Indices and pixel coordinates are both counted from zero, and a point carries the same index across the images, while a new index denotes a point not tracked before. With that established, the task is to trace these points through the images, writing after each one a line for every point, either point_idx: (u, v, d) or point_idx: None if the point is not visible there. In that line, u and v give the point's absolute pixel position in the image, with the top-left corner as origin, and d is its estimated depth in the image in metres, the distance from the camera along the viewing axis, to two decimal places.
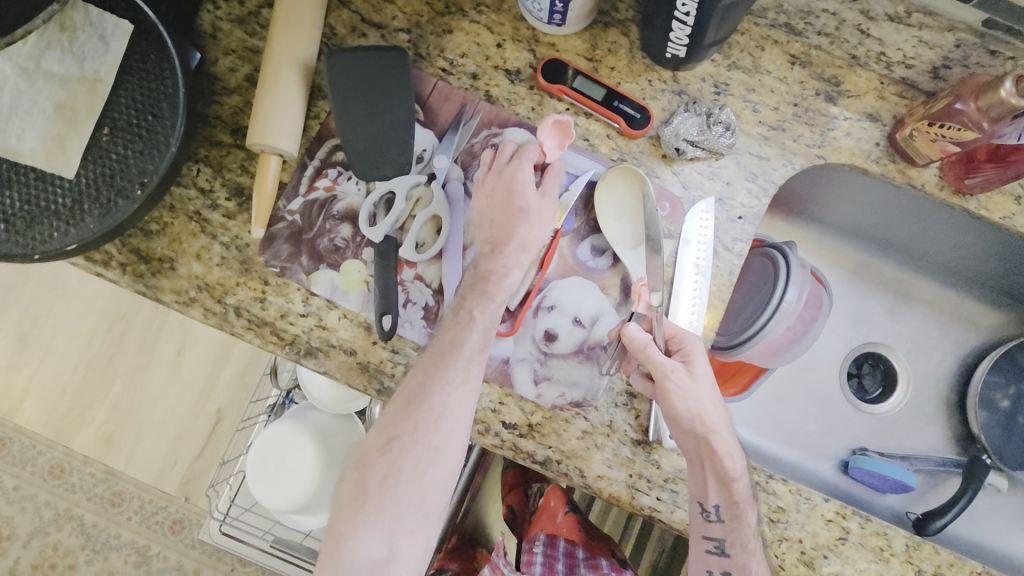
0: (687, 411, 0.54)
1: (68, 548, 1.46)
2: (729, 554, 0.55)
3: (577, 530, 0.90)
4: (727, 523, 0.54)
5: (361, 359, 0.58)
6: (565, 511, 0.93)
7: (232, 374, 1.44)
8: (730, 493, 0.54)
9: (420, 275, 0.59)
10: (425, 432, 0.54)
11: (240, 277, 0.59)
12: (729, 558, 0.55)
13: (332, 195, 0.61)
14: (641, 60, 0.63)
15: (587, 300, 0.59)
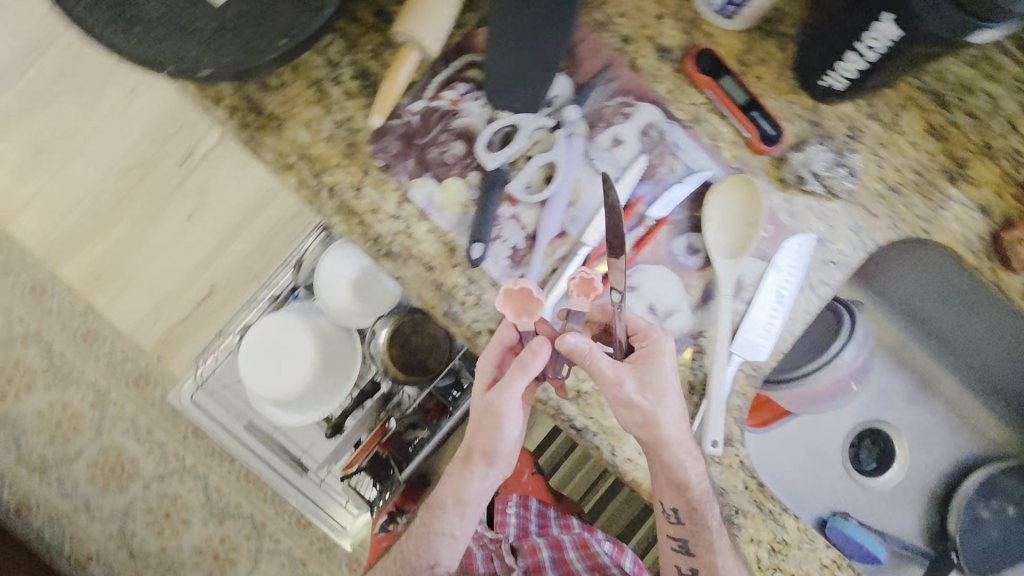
0: (632, 421, 0.55)
1: (29, 367, 1.41)
2: (694, 552, 0.59)
3: (541, 486, 0.93)
4: (693, 525, 0.58)
5: (436, 276, 0.58)
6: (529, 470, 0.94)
7: (237, 254, 1.41)
8: (689, 501, 0.57)
9: (518, 215, 0.58)
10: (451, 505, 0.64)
11: (342, 159, 0.58)
12: (693, 556, 0.60)
13: (455, 110, 0.59)
14: (788, 81, 0.61)
15: (668, 292, 0.59)
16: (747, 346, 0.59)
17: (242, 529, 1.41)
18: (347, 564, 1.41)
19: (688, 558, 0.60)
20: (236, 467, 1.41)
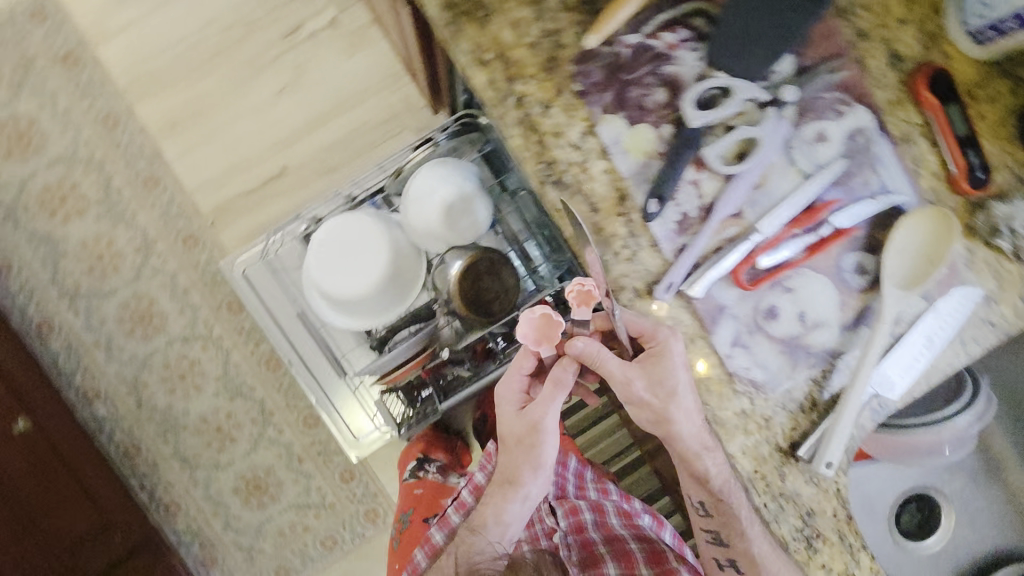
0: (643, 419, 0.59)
1: (82, 194, 1.38)
2: (728, 542, 0.63)
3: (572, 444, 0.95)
4: (724, 516, 0.61)
5: (597, 219, 0.56)
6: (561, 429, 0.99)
7: (319, 143, 1.37)
8: (711, 494, 0.60)
9: (700, 182, 0.56)
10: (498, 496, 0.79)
11: (540, 71, 0.55)
12: (729, 546, 0.63)
13: (669, 54, 0.55)
14: (1009, 127, 0.57)
15: (823, 303, 0.57)
16: (882, 378, 0.57)
17: (250, 411, 1.42)
18: (340, 472, 1.44)
19: (725, 549, 0.64)
20: (260, 350, 1.41)
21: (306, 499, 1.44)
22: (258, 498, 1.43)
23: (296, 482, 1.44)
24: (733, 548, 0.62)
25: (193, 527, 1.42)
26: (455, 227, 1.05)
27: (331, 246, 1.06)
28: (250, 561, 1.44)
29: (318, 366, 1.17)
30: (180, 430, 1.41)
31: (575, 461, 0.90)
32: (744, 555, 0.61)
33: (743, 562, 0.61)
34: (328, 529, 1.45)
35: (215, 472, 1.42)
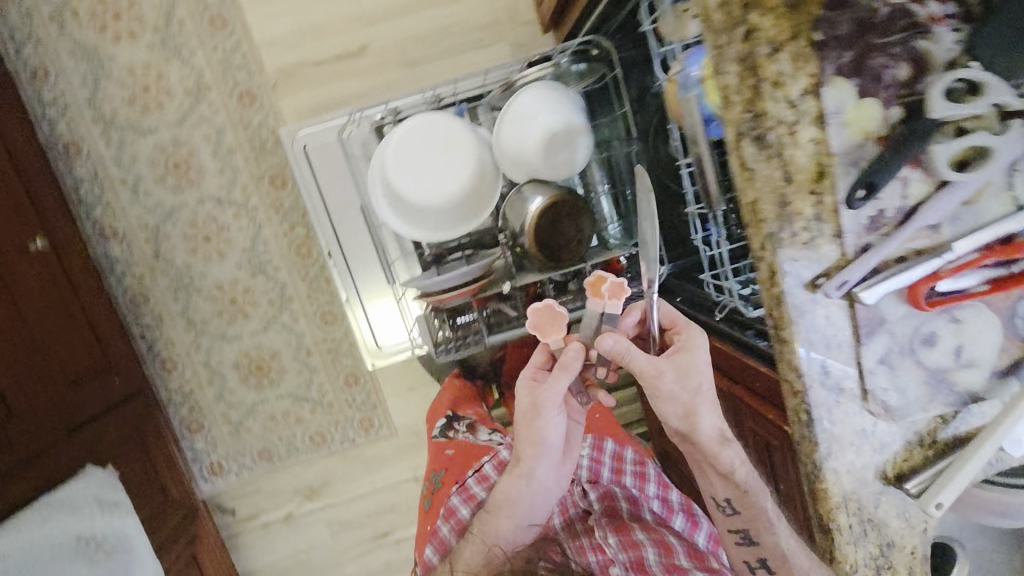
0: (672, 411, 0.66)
1: (139, 12, 1.23)
2: (757, 540, 0.70)
3: (612, 424, 0.96)
4: (747, 512, 0.70)
5: (786, 192, 0.50)
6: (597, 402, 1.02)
7: (408, 28, 1.25)
8: (738, 490, 0.69)
9: (908, 182, 0.49)
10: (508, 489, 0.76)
11: (783, 4, 0.46)
12: (758, 545, 0.70)
13: (929, 28, 0.46)
14: None
15: (984, 344, 0.52)
16: None
17: (269, 292, 1.36)
18: (344, 375, 1.41)
19: (755, 549, 0.70)
20: (293, 233, 1.33)
21: (306, 392, 1.41)
22: (257, 379, 1.39)
23: (300, 374, 1.40)
24: (762, 546, 0.69)
25: (186, 391, 1.38)
26: (552, 155, 0.96)
27: (408, 146, 0.98)
28: (236, 438, 1.41)
29: (360, 267, 1.16)
30: (192, 292, 1.34)
31: (616, 444, 0.91)
32: (772, 551, 0.68)
33: (771, 559, 0.68)
34: (320, 427, 1.43)
35: (220, 343, 1.36)
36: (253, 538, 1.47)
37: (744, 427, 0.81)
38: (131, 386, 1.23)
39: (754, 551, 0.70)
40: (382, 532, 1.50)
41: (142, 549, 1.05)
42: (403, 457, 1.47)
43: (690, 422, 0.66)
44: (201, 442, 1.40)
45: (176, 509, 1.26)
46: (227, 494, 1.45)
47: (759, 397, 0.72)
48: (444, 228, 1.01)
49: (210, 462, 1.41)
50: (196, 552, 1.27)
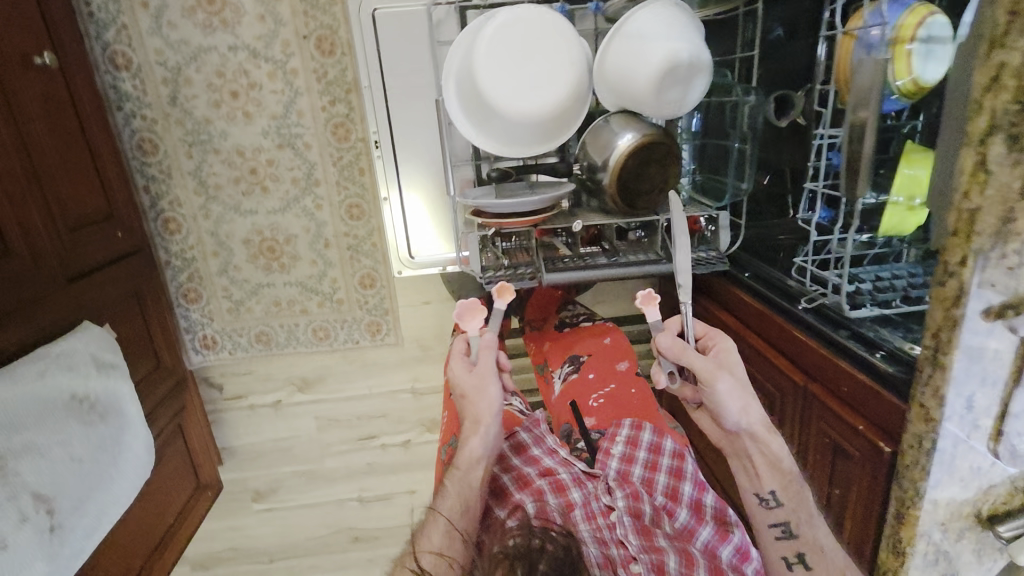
0: (733, 404, 0.67)
1: None
2: (797, 534, 0.67)
3: (648, 407, 0.89)
4: (790, 504, 0.68)
5: (1011, 206, 0.43)
6: (632, 381, 0.94)
7: None
8: (785, 476, 0.69)
9: None
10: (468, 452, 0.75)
11: None
12: (796, 539, 0.67)
13: None
14: None
15: None
16: None
17: (295, 170, 1.23)
18: (360, 275, 1.33)
19: (790, 542, 0.67)
20: (332, 109, 1.18)
21: (316, 285, 1.33)
22: (267, 260, 1.30)
23: (313, 264, 1.31)
24: (801, 540, 0.66)
25: (188, 257, 1.28)
26: (665, 87, 0.84)
27: (506, 41, 0.83)
28: (234, 316, 1.33)
29: (415, 166, 1.09)
30: (210, 152, 1.20)
31: (653, 433, 0.82)
32: (812, 542, 0.66)
33: (812, 556, 0.65)
34: (324, 322, 1.36)
35: (231, 213, 1.25)
36: (238, 417, 1.44)
37: (790, 420, 0.78)
38: (135, 238, 1.14)
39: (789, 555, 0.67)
40: (368, 435, 1.49)
41: (133, 416, 0.99)
42: (405, 367, 1.43)
43: (740, 411, 0.67)
44: (196, 313, 1.32)
45: (169, 373, 1.21)
46: (217, 370, 1.40)
47: (841, 406, 0.67)
48: (524, 147, 0.92)
49: (204, 335, 1.34)
50: (182, 422, 1.23)
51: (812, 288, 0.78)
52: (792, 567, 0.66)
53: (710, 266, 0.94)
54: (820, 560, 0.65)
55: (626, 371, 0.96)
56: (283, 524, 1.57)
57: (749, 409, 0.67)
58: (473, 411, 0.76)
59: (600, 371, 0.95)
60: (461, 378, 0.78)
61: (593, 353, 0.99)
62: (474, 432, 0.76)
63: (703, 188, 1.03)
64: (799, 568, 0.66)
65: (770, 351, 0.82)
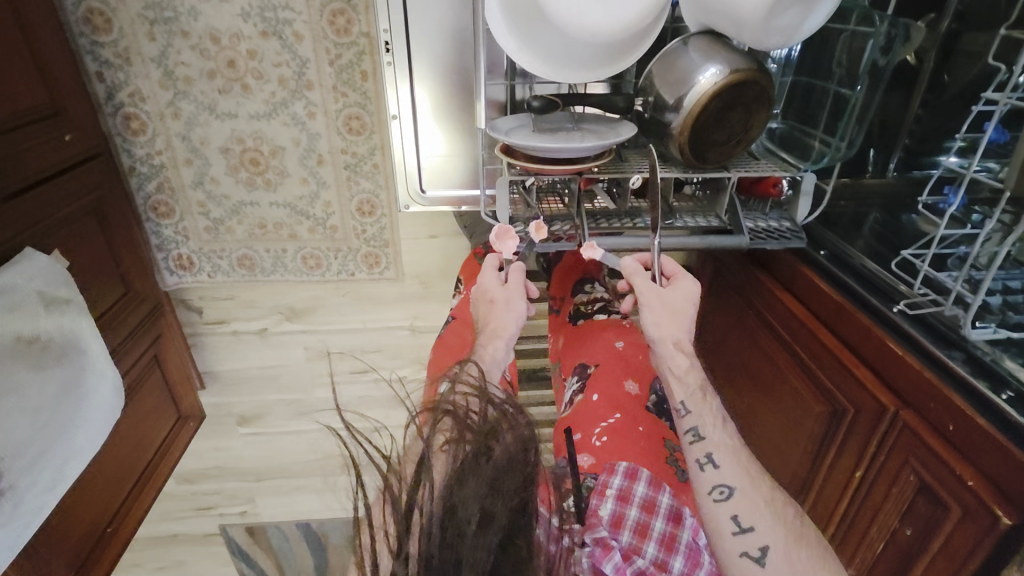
0: (654, 328, 0.64)
1: None
2: (718, 465, 0.58)
3: (655, 448, 0.65)
4: (696, 409, 0.62)
5: None
6: (643, 413, 0.68)
7: None
8: (698, 386, 0.63)
9: None
10: (493, 340, 0.71)
11: None
12: (704, 442, 0.60)
13: None
14: None
15: None
16: None
17: (282, 67, 1.01)
18: (358, 200, 1.15)
19: (701, 445, 0.60)
20: None
21: (306, 207, 1.15)
22: (250, 174, 1.11)
23: (304, 183, 1.12)
24: (709, 442, 0.60)
25: (157, 163, 1.09)
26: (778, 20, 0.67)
27: None
28: (213, 236, 1.17)
29: (440, 82, 0.90)
30: (176, 33, 0.97)
31: (649, 484, 0.61)
32: (769, 528, 0.54)
33: (720, 455, 0.58)
34: (315, 249, 1.20)
35: (206, 114, 1.04)
36: (219, 343, 1.32)
37: (855, 436, 0.67)
38: (92, 145, 0.96)
39: (748, 540, 0.53)
40: (361, 369, 1.39)
41: (96, 354, 0.86)
42: (404, 304, 1.31)
43: (657, 326, 0.64)
44: (169, 229, 1.15)
45: (143, 300, 1.07)
46: (195, 292, 1.25)
47: (942, 443, 0.56)
48: (575, 72, 0.74)
49: (179, 254, 1.18)
50: (158, 352, 1.11)
51: (918, 293, 0.64)
52: (703, 466, 0.58)
53: (781, 241, 0.78)
54: (730, 460, 0.58)
55: (638, 395, 0.70)
56: (271, 448, 1.52)
57: (664, 326, 0.65)
58: (502, 308, 0.73)
59: (603, 390, 0.70)
60: (484, 291, 0.75)
61: (601, 362, 0.73)
62: (495, 337, 0.71)
63: (784, 141, 0.86)
64: (708, 470, 0.58)
65: (842, 350, 0.69)
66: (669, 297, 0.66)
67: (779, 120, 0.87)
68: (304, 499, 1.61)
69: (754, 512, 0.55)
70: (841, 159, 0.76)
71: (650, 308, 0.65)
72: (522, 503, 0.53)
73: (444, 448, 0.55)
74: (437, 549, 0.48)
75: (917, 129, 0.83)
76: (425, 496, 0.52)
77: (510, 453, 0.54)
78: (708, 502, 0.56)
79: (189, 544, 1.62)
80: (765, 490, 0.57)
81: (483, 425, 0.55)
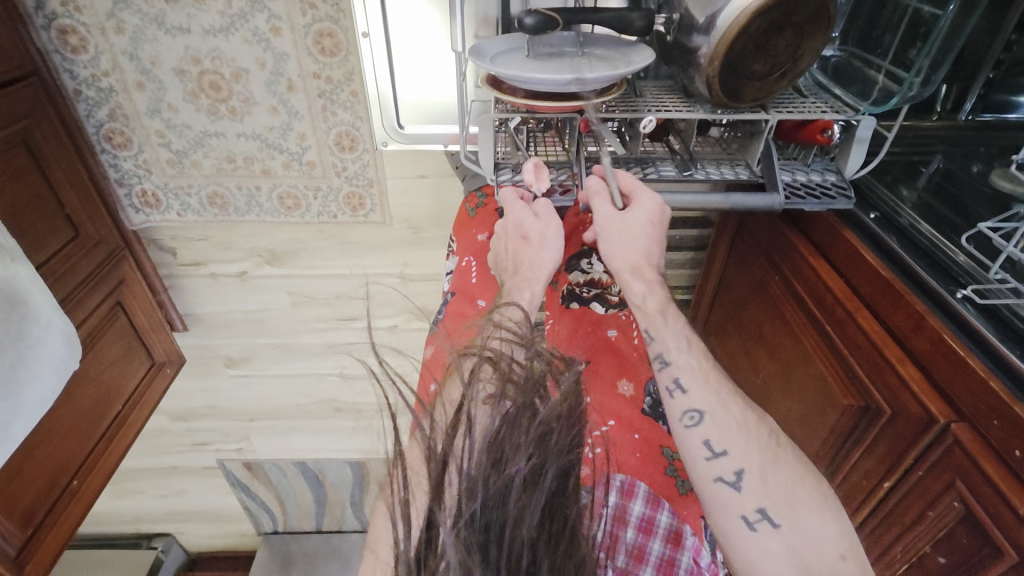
0: (619, 253, 0.61)
1: None
2: (685, 390, 0.54)
3: (655, 455, 0.63)
4: (659, 334, 0.59)
5: None
6: (637, 418, 0.65)
7: None
8: (660, 308, 0.60)
9: None
10: (532, 267, 0.66)
11: None
12: (670, 366, 0.56)
13: None
14: None
15: None
16: None
17: None
18: (336, 133, 1.01)
19: (667, 370, 0.56)
20: None
21: (278, 140, 1.02)
22: (211, 101, 0.97)
23: (273, 112, 0.98)
24: (676, 365, 0.56)
25: (104, 87, 0.95)
26: None
27: None
28: (177, 171, 1.05)
29: None
30: None
31: (646, 502, 0.60)
32: (745, 452, 0.49)
33: (688, 378, 0.54)
34: (292, 188, 1.08)
35: (154, 27, 0.89)
36: (198, 285, 1.24)
37: (889, 442, 0.58)
38: (18, 66, 0.86)
39: (722, 464, 0.49)
40: (349, 316, 1.31)
41: (39, 305, 0.80)
42: (392, 250, 1.20)
43: (618, 255, 0.62)
44: (128, 162, 1.04)
45: (96, 245, 1.02)
46: (166, 232, 1.16)
47: (1001, 471, 0.46)
48: None
49: (143, 191, 1.07)
50: (121, 298, 1.08)
51: (994, 280, 0.52)
52: (670, 393, 0.54)
53: (824, 202, 0.64)
54: (698, 384, 0.54)
55: (633, 397, 0.67)
56: (261, 391, 1.48)
57: (618, 253, 0.62)
58: (536, 243, 0.67)
59: (597, 395, 0.67)
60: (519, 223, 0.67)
61: (593, 358, 0.71)
62: (528, 281, 0.66)
63: (839, 73, 0.69)
64: (676, 394, 0.54)
65: (884, 340, 0.57)
66: (622, 220, 0.62)
67: (836, 46, 0.71)
68: (300, 439, 1.60)
69: (727, 434, 0.50)
70: (910, 100, 0.61)
71: (604, 236, 0.63)
72: (572, 463, 0.53)
73: (487, 401, 0.53)
74: (480, 505, 0.48)
75: (1005, 58, 0.72)
76: (467, 449, 0.52)
77: (560, 410, 0.53)
78: (678, 427, 0.52)
79: (190, 475, 1.64)
80: (739, 410, 0.52)
81: (529, 378, 0.54)
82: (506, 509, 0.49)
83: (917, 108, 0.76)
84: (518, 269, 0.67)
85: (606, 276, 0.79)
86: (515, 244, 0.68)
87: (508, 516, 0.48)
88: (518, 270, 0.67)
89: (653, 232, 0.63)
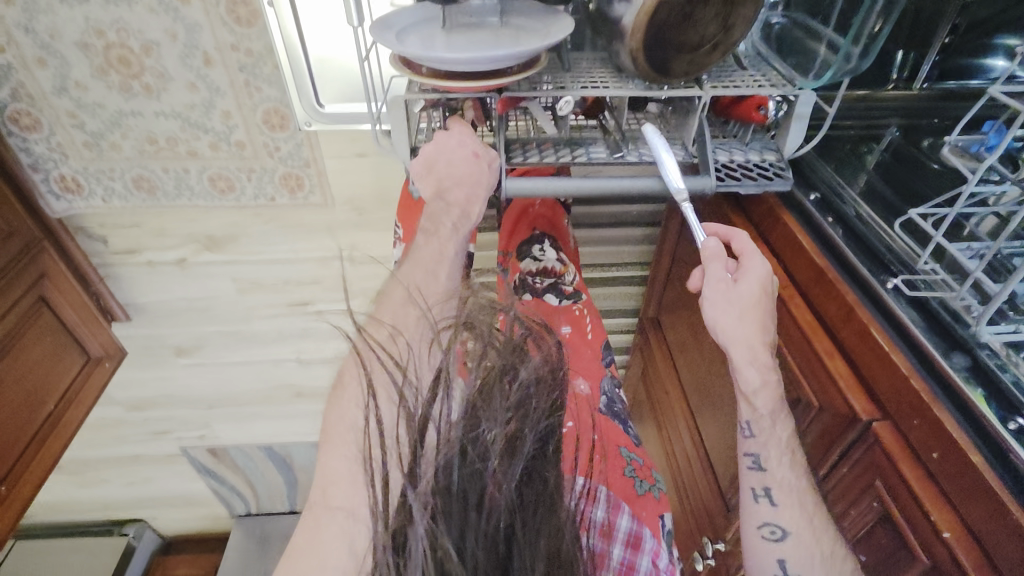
0: (719, 328, 0.57)
1: None
2: (776, 504, 0.54)
3: (613, 459, 0.66)
4: (763, 436, 0.56)
5: None
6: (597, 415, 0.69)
7: None
8: (774, 403, 0.56)
9: None
10: (470, 201, 0.64)
11: None
12: (764, 473, 0.55)
13: None
14: None
15: None
16: None
17: None
18: (264, 110, 0.94)
19: (760, 475, 0.56)
20: None
21: (201, 118, 0.95)
22: (122, 77, 0.90)
23: (192, 89, 0.91)
24: (769, 476, 0.55)
25: (2, 64, 0.87)
26: None
27: None
28: (96, 153, 0.98)
29: None
30: None
31: (608, 506, 0.62)
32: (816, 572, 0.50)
33: (779, 492, 0.54)
34: (223, 170, 1.02)
35: None
36: (135, 274, 1.18)
37: (815, 433, 0.56)
38: None
39: None
40: (301, 301, 1.27)
41: None
42: (338, 232, 1.15)
43: (724, 332, 0.57)
44: (41, 146, 0.96)
45: (9, 237, 0.95)
46: (93, 219, 1.09)
47: (916, 470, 0.45)
48: None
49: (61, 176, 0.99)
50: (44, 292, 1.01)
51: (924, 269, 0.50)
52: (757, 499, 0.55)
53: (760, 184, 0.60)
54: (791, 500, 0.53)
55: (586, 396, 0.70)
56: (216, 378, 1.44)
57: (728, 329, 0.56)
58: (471, 171, 0.63)
59: None
60: (466, 143, 0.63)
61: None
62: (471, 207, 0.65)
63: (783, 43, 0.64)
64: (763, 503, 0.55)
65: (815, 331, 0.55)
66: (735, 290, 0.56)
67: (779, 12, 0.65)
68: (262, 424, 1.57)
69: (809, 560, 0.51)
70: (848, 73, 0.57)
71: (713, 307, 0.57)
72: (548, 430, 0.54)
73: (466, 362, 0.55)
74: (459, 471, 0.47)
75: (961, 23, 0.68)
76: (441, 413, 0.51)
77: (538, 374, 0.56)
78: (761, 538, 0.54)
79: (152, 463, 1.61)
80: (826, 544, 0.51)
81: (510, 342, 0.56)
82: (485, 476, 0.48)
83: (872, 78, 0.71)
84: (461, 191, 0.64)
85: (559, 264, 0.83)
86: (449, 170, 0.64)
87: (486, 477, 0.48)
88: (460, 192, 0.64)
89: (767, 302, 0.56)
